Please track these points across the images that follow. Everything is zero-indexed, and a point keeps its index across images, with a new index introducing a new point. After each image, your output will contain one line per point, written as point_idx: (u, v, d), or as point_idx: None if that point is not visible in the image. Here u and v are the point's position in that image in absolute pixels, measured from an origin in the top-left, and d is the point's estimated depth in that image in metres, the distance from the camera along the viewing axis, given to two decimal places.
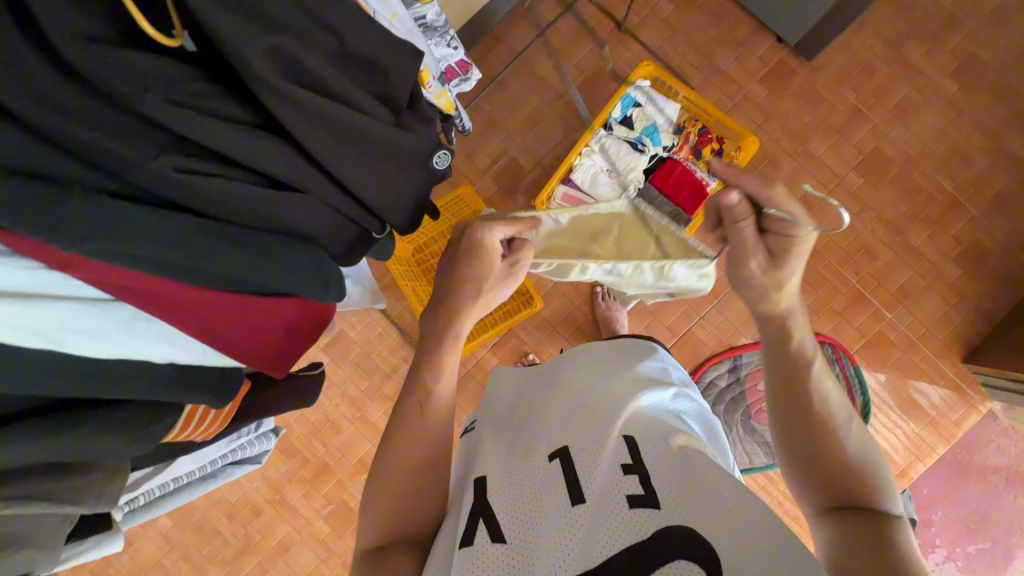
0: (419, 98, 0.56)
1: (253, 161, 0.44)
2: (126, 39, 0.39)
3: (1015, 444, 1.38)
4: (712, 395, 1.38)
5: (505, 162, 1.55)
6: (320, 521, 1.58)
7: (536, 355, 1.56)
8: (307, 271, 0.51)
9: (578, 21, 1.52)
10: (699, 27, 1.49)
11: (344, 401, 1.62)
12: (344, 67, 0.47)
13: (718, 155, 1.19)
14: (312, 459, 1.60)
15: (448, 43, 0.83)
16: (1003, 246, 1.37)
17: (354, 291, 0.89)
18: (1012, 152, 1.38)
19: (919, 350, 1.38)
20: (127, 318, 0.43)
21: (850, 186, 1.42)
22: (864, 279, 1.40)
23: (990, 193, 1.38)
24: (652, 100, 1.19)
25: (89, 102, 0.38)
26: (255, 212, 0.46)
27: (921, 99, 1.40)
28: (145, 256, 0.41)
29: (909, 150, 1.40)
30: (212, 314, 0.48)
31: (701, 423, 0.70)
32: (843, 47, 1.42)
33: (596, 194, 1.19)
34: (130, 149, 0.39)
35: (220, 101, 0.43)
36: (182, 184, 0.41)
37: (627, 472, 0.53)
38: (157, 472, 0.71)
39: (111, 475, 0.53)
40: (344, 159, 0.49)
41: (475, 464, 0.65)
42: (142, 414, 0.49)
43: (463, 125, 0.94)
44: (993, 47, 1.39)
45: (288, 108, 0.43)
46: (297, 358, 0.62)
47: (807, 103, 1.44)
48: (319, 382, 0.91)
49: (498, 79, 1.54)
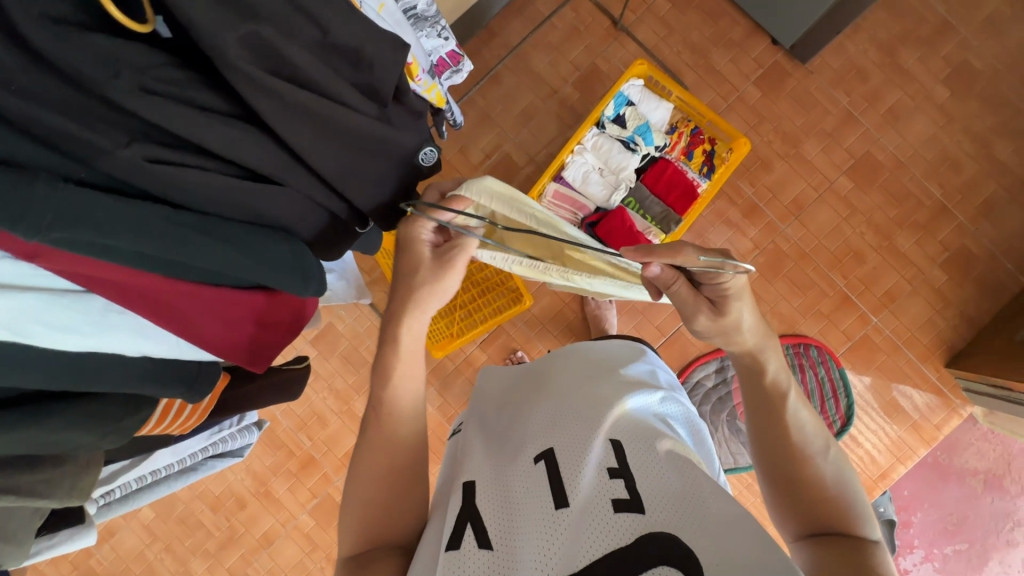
0: (406, 89, 0.54)
1: (228, 151, 0.44)
2: (99, 24, 0.39)
3: (994, 448, 1.40)
4: (698, 394, 1.39)
5: (498, 157, 1.54)
6: (305, 514, 1.57)
7: (525, 352, 1.56)
8: (288, 266, 0.51)
9: (575, 17, 1.51)
10: (695, 27, 1.48)
11: (331, 394, 1.61)
12: (326, 57, 0.46)
13: (709, 156, 1.19)
14: (297, 452, 1.59)
15: (440, 35, 0.82)
16: (988, 254, 1.39)
17: (339, 285, 0.89)
18: (1000, 160, 1.39)
19: (903, 354, 1.40)
20: (98, 310, 0.43)
21: (840, 190, 1.43)
22: (851, 283, 1.42)
23: (977, 200, 1.39)
24: (646, 99, 1.18)
25: (60, 87, 0.38)
26: (231, 203, 0.45)
27: (913, 105, 1.41)
28: (119, 247, 0.40)
29: (899, 155, 1.41)
30: (186, 307, 0.48)
31: (687, 426, 0.70)
32: (837, 51, 1.43)
33: (587, 193, 1.19)
34: (99, 135, 0.39)
35: (196, 87, 0.42)
36: (156, 173, 0.41)
37: (614, 475, 0.53)
38: (135, 464, 0.70)
39: (84, 468, 0.52)
40: (324, 151, 0.48)
41: (462, 466, 0.65)
42: (115, 407, 0.48)
43: (454, 118, 0.93)
44: (986, 56, 1.40)
45: (266, 98, 0.43)
46: (279, 351, 0.61)
47: (800, 106, 1.44)
48: (304, 375, 0.90)
49: (493, 73, 1.53)
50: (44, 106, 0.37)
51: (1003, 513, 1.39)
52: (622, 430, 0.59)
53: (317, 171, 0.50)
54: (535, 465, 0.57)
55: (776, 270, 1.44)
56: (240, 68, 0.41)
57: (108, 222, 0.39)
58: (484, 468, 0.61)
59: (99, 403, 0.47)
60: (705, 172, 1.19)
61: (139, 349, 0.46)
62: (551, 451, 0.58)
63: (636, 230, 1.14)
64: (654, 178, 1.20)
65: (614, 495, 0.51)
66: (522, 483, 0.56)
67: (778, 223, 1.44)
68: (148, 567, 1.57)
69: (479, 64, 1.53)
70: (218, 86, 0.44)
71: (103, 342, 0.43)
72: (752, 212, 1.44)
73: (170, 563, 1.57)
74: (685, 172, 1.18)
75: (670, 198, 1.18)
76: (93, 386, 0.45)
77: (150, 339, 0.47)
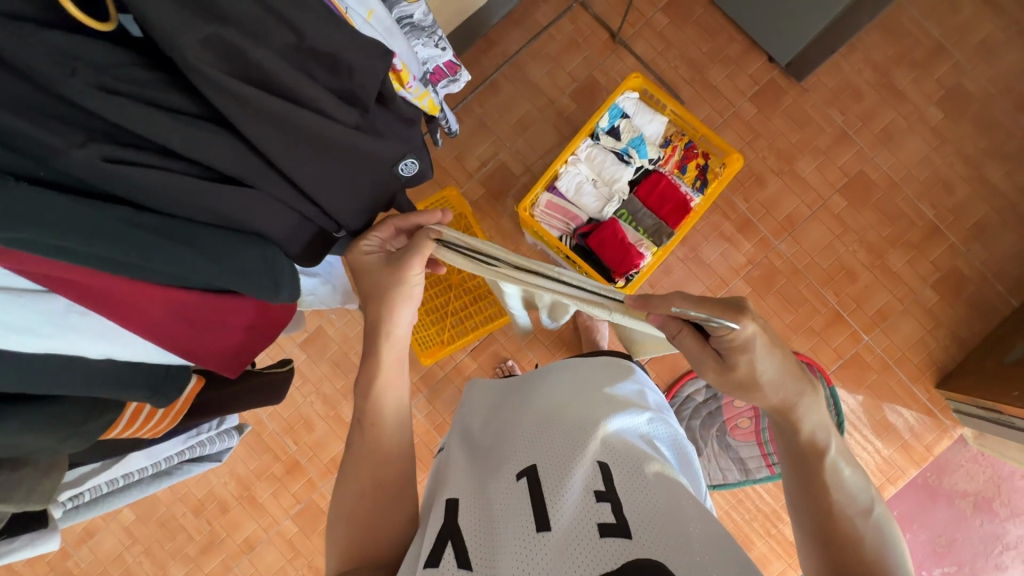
0: (388, 97, 0.54)
1: (193, 153, 0.43)
2: (60, 22, 0.39)
3: (984, 470, 1.39)
4: (687, 409, 1.38)
5: (493, 166, 1.55)
6: (288, 520, 1.55)
7: (516, 362, 1.56)
8: (258, 271, 0.50)
9: (573, 29, 1.52)
10: (692, 43, 1.50)
11: (319, 398, 1.60)
12: (302, 62, 0.46)
13: (703, 171, 1.19)
14: (283, 457, 1.57)
15: (436, 44, 0.82)
16: (979, 275, 1.39)
17: (324, 290, 0.88)
18: (992, 182, 1.40)
19: (893, 374, 1.40)
20: (60, 311, 0.42)
21: (833, 209, 1.43)
22: (843, 301, 1.42)
23: (969, 222, 1.40)
24: (641, 113, 1.18)
25: (17, 85, 0.38)
26: (196, 206, 0.45)
27: (906, 126, 1.42)
28: (81, 250, 0.40)
29: (892, 175, 1.42)
30: (152, 310, 0.47)
31: (671, 445, 0.69)
32: (832, 70, 1.44)
33: (580, 204, 1.19)
34: (54, 135, 0.38)
35: (163, 90, 0.42)
36: (117, 176, 0.41)
37: (599, 498, 0.52)
38: (105, 467, 0.69)
39: (44, 471, 0.51)
40: (294, 156, 0.48)
41: (443, 480, 0.63)
42: (79, 410, 0.48)
43: (449, 126, 0.93)
44: (979, 79, 1.41)
45: (231, 101, 0.43)
46: (252, 356, 0.60)
47: (795, 124, 1.45)
48: (287, 379, 0.89)
49: (490, 82, 1.54)
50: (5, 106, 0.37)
51: (991, 536, 1.38)
52: (608, 449, 0.58)
53: (290, 176, 0.49)
54: (516, 483, 0.56)
55: (768, 286, 1.44)
56: (204, 72, 0.40)
57: (69, 223, 0.38)
58: (464, 484, 0.60)
59: (62, 405, 0.46)
60: (698, 186, 1.19)
61: (103, 350, 0.46)
62: (534, 469, 0.57)
63: (628, 243, 1.13)
64: (647, 191, 1.20)
65: (599, 519, 0.50)
66: (502, 500, 0.54)
67: (771, 239, 1.44)
68: (127, 570, 1.54)
69: (476, 72, 1.53)
70: (188, 88, 0.43)
71: (69, 342, 0.43)
72: (745, 227, 1.45)
73: (149, 566, 1.55)
74: (679, 186, 1.18)
75: (663, 211, 1.18)
76: (61, 388, 0.44)
77: (114, 339, 0.46)
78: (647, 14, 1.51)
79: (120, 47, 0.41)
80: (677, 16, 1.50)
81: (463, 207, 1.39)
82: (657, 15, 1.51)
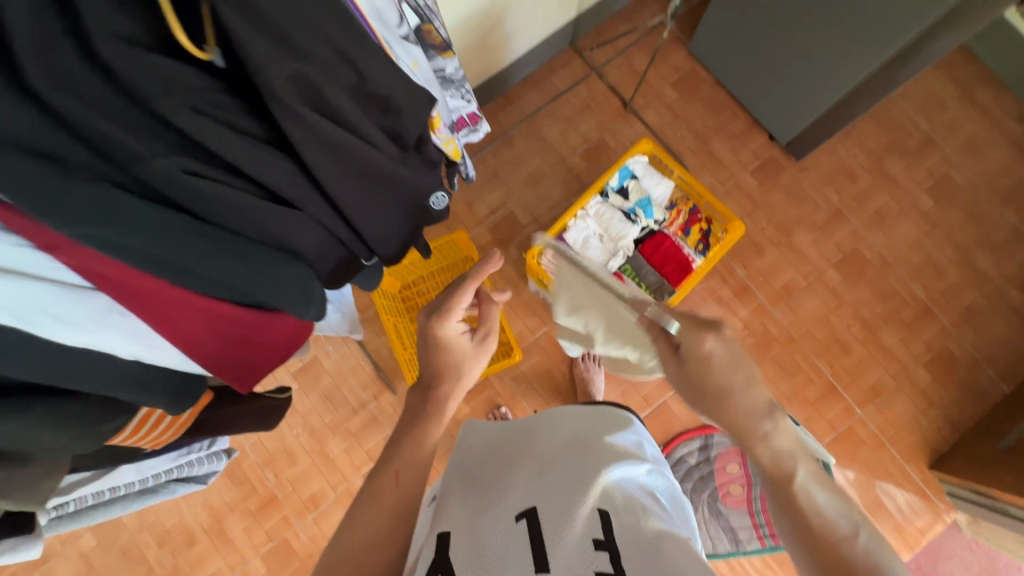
0: (425, 140, 0.58)
1: (257, 173, 0.46)
2: (159, 45, 0.42)
3: (979, 560, 1.36)
4: (680, 471, 1.37)
5: (502, 214, 1.60)
6: (257, 558, 1.48)
7: (509, 410, 1.52)
8: (290, 288, 0.52)
9: (588, 95, 1.62)
10: (699, 117, 1.59)
11: (305, 431, 1.57)
12: (361, 102, 0.50)
13: (705, 235, 1.24)
14: (260, 490, 1.53)
15: (463, 96, 0.87)
16: (971, 359, 1.42)
17: (334, 317, 0.89)
18: (981, 270, 1.46)
19: (887, 451, 1.39)
20: (102, 309, 0.44)
21: (828, 282, 1.48)
22: (837, 373, 1.43)
23: (960, 305, 1.44)
24: (649, 176, 1.24)
25: (113, 97, 0.41)
26: (250, 222, 0.47)
27: (898, 209, 1.49)
28: (137, 250, 0.42)
29: (886, 254, 1.47)
30: (184, 316, 0.48)
31: (669, 500, 0.68)
32: (829, 152, 1.53)
33: (586, 257, 1.22)
34: (137, 145, 0.41)
35: (237, 114, 0.45)
36: (183, 186, 0.43)
37: (598, 547, 0.52)
38: (98, 477, 0.67)
39: (44, 473, 0.50)
40: (342, 183, 0.51)
41: (437, 516, 0.62)
42: (96, 409, 0.48)
43: (466, 172, 0.97)
44: (966, 172, 1.50)
45: (300, 130, 0.46)
46: (265, 374, 0.61)
47: (793, 199, 1.52)
48: (283, 406, 0.89)
49: (506, 136, 1.62)
50: (93, 110, 0.40)
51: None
52: (607, 499, 0.58)
53: (332, 203, 0.52)
54: (513, 524, 0.55)
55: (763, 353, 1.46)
56: (283, 103, 0.43)
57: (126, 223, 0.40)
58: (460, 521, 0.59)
59: (80, 404, 0.47)
60: (700, 249, 1.23)
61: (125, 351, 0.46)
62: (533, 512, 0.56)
63: None
64: (651, 249, 1.24)
65: (599, 568, 0.50)
66: (497, 540, 0.54)
67: (768, 307, 1.47)
68: None
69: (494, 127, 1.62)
70: (257, 114, 0.46)
71: (92, 339, 0.44)
72: (743, 292, 1.48)
73: None
74: (681, 248, 1.23)
75: (665, 270, 1.22)
76: (70, 381, 0.45)
77: (139, 342, 0.47)
78: (657, 88, 1.62)
79: (208, 73, 0.44)
80: (686, 92, 1.61)
81: (470, 249, 1.50)
82: (666, 89, 1.61)
